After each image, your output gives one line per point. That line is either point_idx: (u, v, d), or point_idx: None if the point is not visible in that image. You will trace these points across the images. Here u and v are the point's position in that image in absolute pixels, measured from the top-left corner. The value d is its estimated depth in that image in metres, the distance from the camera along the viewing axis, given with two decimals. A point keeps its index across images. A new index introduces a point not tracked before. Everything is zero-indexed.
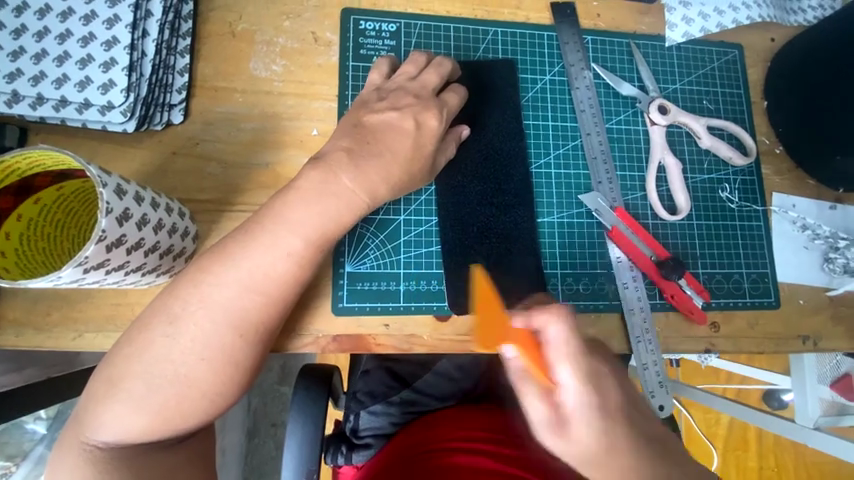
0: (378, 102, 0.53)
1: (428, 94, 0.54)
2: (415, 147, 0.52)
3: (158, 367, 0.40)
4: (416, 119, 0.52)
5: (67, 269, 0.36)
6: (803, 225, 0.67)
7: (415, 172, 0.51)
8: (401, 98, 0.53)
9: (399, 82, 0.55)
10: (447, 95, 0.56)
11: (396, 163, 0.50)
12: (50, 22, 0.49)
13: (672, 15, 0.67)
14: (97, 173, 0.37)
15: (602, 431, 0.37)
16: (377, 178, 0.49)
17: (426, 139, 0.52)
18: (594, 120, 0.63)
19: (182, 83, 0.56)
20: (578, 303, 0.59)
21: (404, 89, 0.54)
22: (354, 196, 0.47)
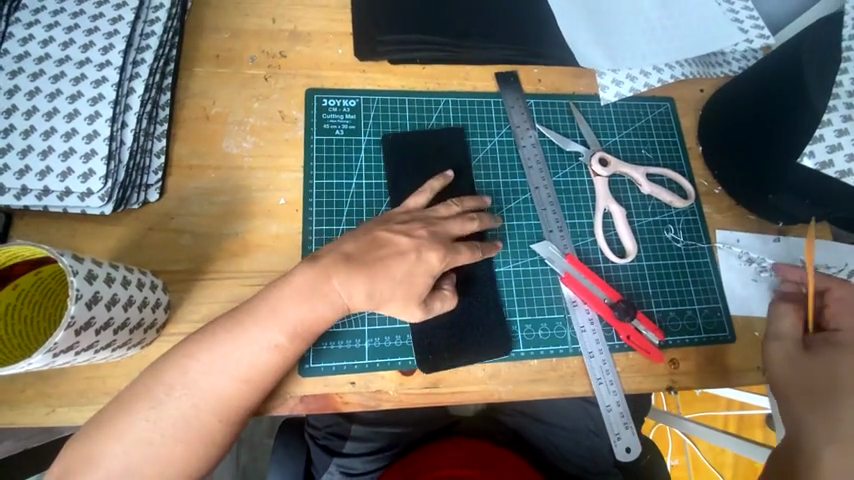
0: (398, 224, 0.58)
1: (445, 235, 0.59)
2: (409, 274, 0.55)
3: (136, 438, 0.45)
4: (421, 258, 0.56)
5: (37, 355, 0.39)
6: (749, 259, 0.70)
7: (404, 293, 0.54)
8: (416, 229, 0.58)
9: (427, 215, 0.60)
10: (461, 247, 0.59)
11: (388, 287, 0.54)
12: (36, 121, 0.55)
13: (603, 79, 0.75)
14: (69, 262, 0.41)
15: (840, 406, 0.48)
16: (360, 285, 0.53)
17: (422, 276, 0.55)
18: (540, 175, 0.69)
19: (159, 164, 0.61)
20: (538, 349, 0.61)
21: (427, 223, 0.59)
22: (330, 293, 0.52)
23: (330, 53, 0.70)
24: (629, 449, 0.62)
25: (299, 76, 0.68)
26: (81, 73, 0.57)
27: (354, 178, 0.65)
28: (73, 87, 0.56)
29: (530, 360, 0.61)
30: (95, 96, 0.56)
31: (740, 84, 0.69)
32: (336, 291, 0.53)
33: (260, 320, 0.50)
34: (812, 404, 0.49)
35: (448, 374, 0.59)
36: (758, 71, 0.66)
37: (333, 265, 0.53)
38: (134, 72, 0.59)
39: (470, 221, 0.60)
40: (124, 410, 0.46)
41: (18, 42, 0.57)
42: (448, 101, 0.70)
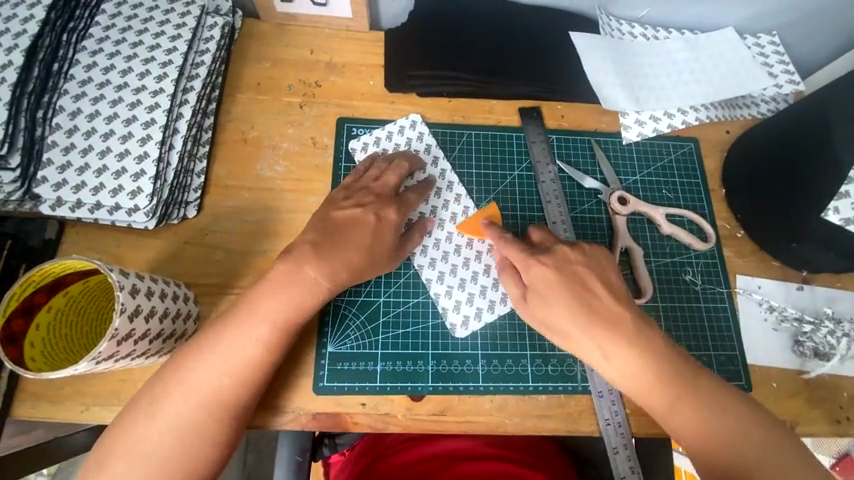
0: (345, 200, 0.61)
1: (389, 193, 0.62)
2: (375, 237, 0.59)
3: (145, 448, 0.48)
4: (377, 214, 0.60)
5: (83, 363, 0.43)
6: (770, 307, 0.70)
7: (379, 249, 0.59)
8: (364, 196, 0.61)
9: (365, 181, 0.63)
10: (406, 194, 0.64)
11: (356, 251, 0.57)
12: (93, 141, 0.60)
13: (626, 119, 0.75)
14: (117, 277, 0.45)
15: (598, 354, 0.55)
16: (339, 265, 0.56)
17: (388, 231, 0.60)
18: (460, 269, 0.66)
19: (198, 184, 0.65)
20: (546, 385, 0.62)
21: (369, 189, 0.62)
22: (319, 284, 0.55)
23: (362, 85, 0.74)
24: None
25: (332, 105, 0.73)
26: (137, 99, 0.62)
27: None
28: (129, 111, 0.61)
29: (538, 395, 0.61)
30: (147, 120, 0.61)
31: (769, 132, 0.69)
32: (310, 274, 0.55)
33: (255, 309, 0.53)
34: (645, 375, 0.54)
35: (456, 402, 0.60)
36: (789, 121, 0.65)
37: (308, 254, 0.56)
38: (184, 99, 0.64)
39: (399, 168, 0.65)
40: (138, 410, 0.50)
41: (83, 68, 0.62)
42: (406, 141, 0.71)
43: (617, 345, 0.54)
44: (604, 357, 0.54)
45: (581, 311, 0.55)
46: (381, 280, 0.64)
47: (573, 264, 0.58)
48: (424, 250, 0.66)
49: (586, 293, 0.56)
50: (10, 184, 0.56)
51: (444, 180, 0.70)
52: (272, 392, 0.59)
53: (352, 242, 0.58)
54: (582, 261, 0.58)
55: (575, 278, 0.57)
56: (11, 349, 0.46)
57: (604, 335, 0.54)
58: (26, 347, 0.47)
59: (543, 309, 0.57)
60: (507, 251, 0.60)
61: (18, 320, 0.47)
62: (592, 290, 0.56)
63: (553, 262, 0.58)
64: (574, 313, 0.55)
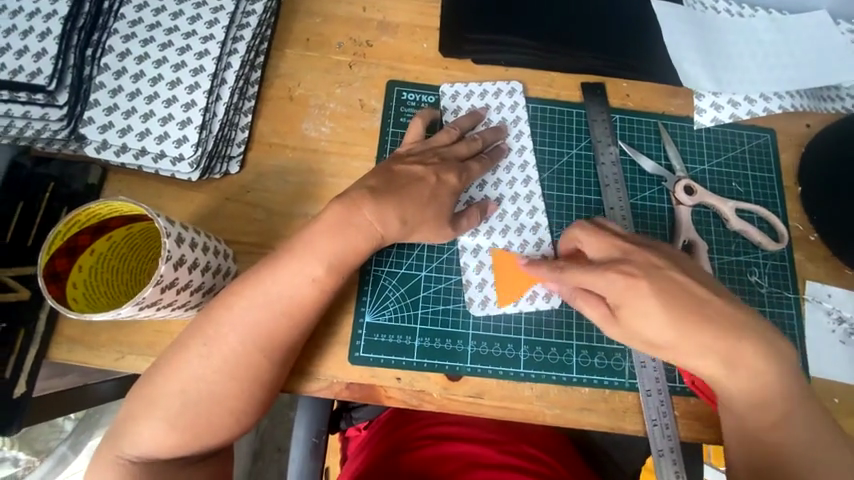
0: (406, 156, 0.60)
1: (453, 157, 0.61)
2: (430, 196, 0.57)
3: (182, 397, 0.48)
4: (437, 173, 0.58)
5: (127, 307, 0.42)
6: (839, 317, 0.64)
7: (431, 210, 0.57)
8: (429, 156, 0.60)
9: (431, 142, 0.61)
10: (471, 164, 0.61)
11: (411, 207, 0.56)
12: (141, 84, 0.58)
13: (702, 101, 0.69)
14: (164, 224, 0.44)
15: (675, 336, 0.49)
16: (394, 212, 0.55)
17: (444, 193, 0.58)
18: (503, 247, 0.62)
19: (242, 139, 0.63)
20: (592, 378, 0.58)
21: (434, 150, 0.61)
22: (361, 233, 0.54)
23: (415, 47, 0.70)
24: None
25: (383, 67, 0.69)
26: (187, 43, 0.60)
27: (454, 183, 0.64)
28: (177, 56, 0.59)
29: (582, 387, 0.58)
30: (196, 67, 0.59)
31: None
32: (354, 224, 0.54)
33: (299, 257, 0.52)
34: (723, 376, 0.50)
35: (494, 387, 0.57)
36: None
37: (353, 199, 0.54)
38: (233, 48, 0.61)
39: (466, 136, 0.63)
40: (180, 356, 0.50)
41: (134, 8, 0.60)
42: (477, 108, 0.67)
43: (684, 324, 0.49)
44: (657, 335, 0.50)
45: (674, 309, 0.49)
46: (423, 253, 0.61)
47: (655, 266, 0.51)
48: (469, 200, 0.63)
49: (686, 299, 0.50)
50: (57, 122, 0.56)
51: (519, 156, 0.66)
52: (306, 358, 0.57)
53: (409, 195, 0.56)
54: (669, 264, 0.52)
55: (679, 292, 0.50)
56: (53, 287, 0.45)
57: (674, 322, 0.49)
58: (68, 287, 0.46)
59: (636, 319, 0.50)
60: (576, 272, 0.53)
61: (62, 259, 0.46)
62: (693, 296, 0.50)
63: (644, 271, 0.51)
64: (667, 309, 0.49)
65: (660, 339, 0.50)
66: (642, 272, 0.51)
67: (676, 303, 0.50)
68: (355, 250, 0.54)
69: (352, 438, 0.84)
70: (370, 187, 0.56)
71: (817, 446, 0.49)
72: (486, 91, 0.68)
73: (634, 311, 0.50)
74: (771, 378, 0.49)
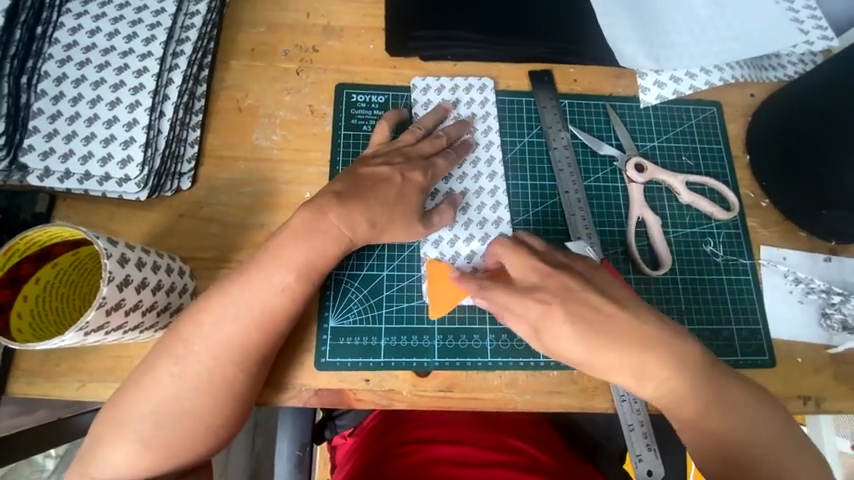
0: (372, 158, 0.60)
1: (418, 155, 0.61)
2: (398, 196, 0.58)
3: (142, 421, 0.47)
4: (403, 172, 0.59)
5: (70, 333, 0.41)
6: (795, 278, 0.66)
7: (400, 210, 0.57)
8: (394, 156, 0.60)
9: (397, 143, 0.62)
10: (436, 160, 0.61)
11: (380, 208, 0.56)
12: (81, 108, 0.57)
13: (645, 80, 0.71)
14: (104, 244, 0.43)
15: (591, 355, 0.49)
16: (360, 217, 0.55)
17: (412, 193, 0.59)
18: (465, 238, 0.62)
19: (192, 154, 0.62)
20: (560, 361, 0.59)
21: (398, 150, 0.61)
22: (314, 238, 0.54)
23: (362, 49, 0.70)
24: (651, 472, 0.58)
25: (330, 71, 0.69)
26: (124, 63, 0.59)
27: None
28: (116, 77, 0.59)
29: (550, 371, 0.58)
30: (136, 85, 0.59)
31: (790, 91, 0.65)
32: (306, 230, 0.53)
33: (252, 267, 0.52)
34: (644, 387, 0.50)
35: (463, 379, 0.57)
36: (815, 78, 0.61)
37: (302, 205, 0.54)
38: (173, 64, 0.61)
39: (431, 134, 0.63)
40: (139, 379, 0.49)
41: (68, 32, 0.59)
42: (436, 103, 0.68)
43: (598, 342, 0.49)
44: (567, 355, 0.50)
45: (591, 333, 0.49)
46: (384, 252, 0.61)
47: (559, 279, 0.51)
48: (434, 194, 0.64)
49: (592, 314, 0.50)
50: None
51: (484, 148, 0.67)
52: (274, 367, 0.57)
53: (376, 198, 0.57)
54: (585, 285, 0.51)
55: (575, 306, 0.50)
56: None
57: (584, 339, 0.49)
58: (12, 317, 0.45)
59: (554, 343, 0.50)
60: (499, 294, 0.52)
61: (4, 290, 0.45)
62: (604, 312, 0.50)
63: (552, 294, 0.51)
64: (581, 334, 0.49)
65: (575, 359, 0.50)
66: (549, 292, 0.51)
67: (589, 324, 0.50)
68: (310, 256, 0.54)
69: (338, 446, 0.82)
70: (336, 192, 0.56)
71: (757, 441, 0.49)
72: (444, 85, 0.68)
73: (552, 330, 0.50)
74: (700, 387, 0.49)
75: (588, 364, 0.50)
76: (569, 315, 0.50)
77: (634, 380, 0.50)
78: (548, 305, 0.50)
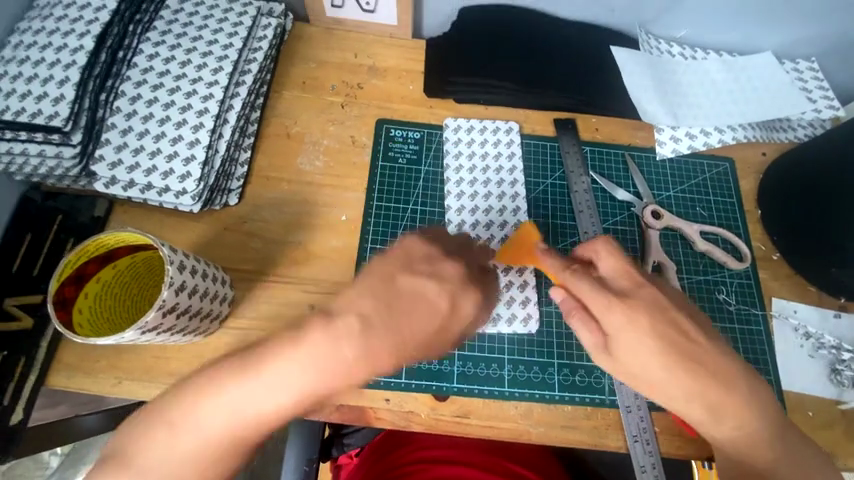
0: (420, 264, 0.46)
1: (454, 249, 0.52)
2: (454, 269, 0.48)
3: None
4: (439, 274, 0.47)
5: (130, 331, 0.45)
6: (806, 332, 0.68)
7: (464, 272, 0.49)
8: (443, 269, 0.47)
9: (436, 262, 0.48)
10: (469, 271, 0.51)
11: (424, 308, 0.44)
12: (150, 126, 0.63)
13: (661, 135, 0.76)
14: (168, 252, 0.47)
15: (662, 376, 0.48)
16: (407, 338, 0.43)
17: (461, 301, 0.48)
18: None
19: (242, 173, 0.68)
20: (574, 395, 0.61)
21: (444, 254, 0.49)
22: None
23: (402, 89, 0.76)
24: None
25: (372, 107, 0.75)
26: (193, 89, 0.65)
27: (442, 212, 0.69)
28: (184, 100, 0.65)
29: (564, 405, 0.60)
30: (201, 109, 0.64)
31: (801, 156, 0.69)
32: None
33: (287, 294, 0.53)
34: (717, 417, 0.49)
35: (480, 406, 0.59)
36: (824, 148, 0.65)
37: None
38: (235, 92, 0.68)
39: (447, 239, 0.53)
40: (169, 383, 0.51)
41: (146, 57, 0.66)
42: (467, 142, 0.73)
43: (688, 369, 0.48)
44: (644, 371, 0.49)
45: (688, 365, 0.48)
46: None
47: (663, 306, 0.50)
48: (460, 225, 0.68)
49: (683, 340, 0.49)
50: (70, 160, 0.59)
51: (511, 186, 0.71)
52: None
53: (409, 313, 0.43)
54: (678, 307, 0.51)
55: (676, 328, 0.49)
56: (61, 312, 0.48)
57: (671, 362, 0.48)
58: (74, 312, 0.49)
59: (630, 359, 0.49)
60: (586, 294, 0.52)
61: (70, 286, 0.49)
62: (693, 339, 0.49)
63: (644, 309, 0.50)
64: (668, 357, 0.48)
65: (642, 378, 0.49)
66: (639, 307, 0.50)
67: (692, 359, 0.48)
68: None
69: (343, 466, 0.83)
70: (362, 314, 0.41)
71: None
72: (475, 127, 0.74)
73: (636, 350, 0.49)
74: (763, 427, 0.49)
75: (652, 384, 0.49)
76: (658, 338, 0.49)
77: (705, 411, 0.49)
78: (650, 331, 0.49)
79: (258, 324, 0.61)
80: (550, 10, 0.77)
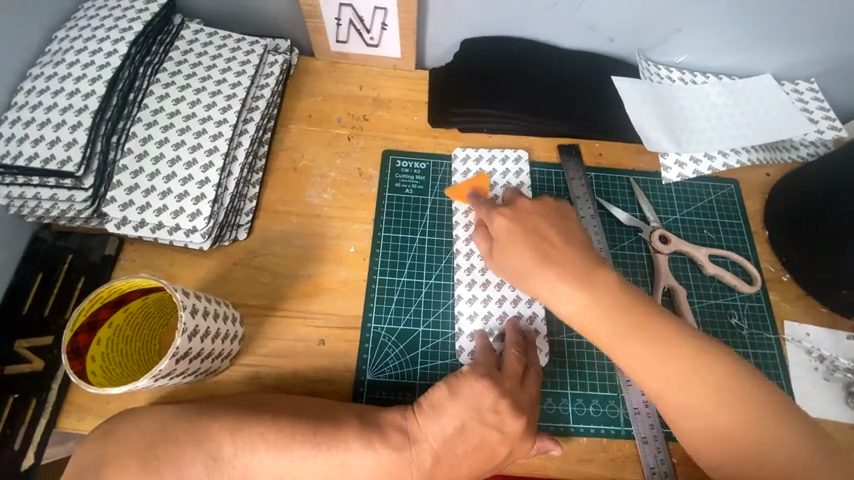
0: (503, 376, 0.55)
1: (509, 376, 0.55)
2: (501, 420, 0.51)
3: None
4: (500, 427, 0.51)
5: (144, 380, 0.45)
6: (820, 355, 0.67)
7: (510, 431, 0.51)
8: (509, 383, 0.54)
9: (508, 375, 0.55)
10: (518, 362, 0.56)
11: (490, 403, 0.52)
12: (160, 166, 0.64)
13: (666, 159, 0.76)
14: (182, 297, 0.47)
15: (513, 239, 0.57)
16: (477, 413, 0.51)
17: (515, 372, 0.55)
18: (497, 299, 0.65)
19: (250, 208, 0.69)
20: (589, 427, 0.60)
21: (509, 393, 0.53)
22: None
23: (407, 120, 0.78)
24: None
25: (378, 138, 0.76)
26: (203, 128, 0.66)
27: (449, 241, 0.70)
28: (194, 139, 0.66)
29: (581, 437, 0.59)
30: (211, 147, 0.65)
31: (812, 173, 0.68)
32: None
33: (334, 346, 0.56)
34: (591, 290, 0.52)
35: None
36: (833, 163, 0.65)
37: None
38: (244, 129, 0.69)
39: (518, 347, 0.58)
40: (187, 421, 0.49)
41: (156, 99, 0.68)
42: (472, 172, 0.74)
43: (544, 259, 0.55)
44: (506, 258, 0.57)
45: (541, 259, 0.55)
46: (420, 309, 0.65)
47: (531, 215, 0.59)
48: (468, 253, 0.68)
49: (541, 243, 0.56)
50: (82, 202, 0.60)
51: None
52: None
53: (467, 453, 0.50)
54: (547, 218, 0.58)
55: (537, 215, 0.59)
56: (75, 362, 0.47)
57: (515, 226, 0.58)
58: (88, 361, 0.49)
59: (505, 255, 0.57)
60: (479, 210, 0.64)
61: (84, 334, 0.49)
62: (545, 235, 0.56)
63: (514, 215, 0.59)
64: (522, 243, 0.56)
65: (507, 265, 0.57)
66: (510, 216, 0.59)
67: (547, 257, 0.55)
68: None
69: None
70: (433, 453, 0.50)
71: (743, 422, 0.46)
72: (481, 156, 0.75)
73: (505, 216, 0.59)
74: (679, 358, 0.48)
75: (516, 273, 0.57)
76: (518, 228, 0.58)
77: (563, 286, 0.53)
78: (512, 228, 0.58)
79: (269, 361, 0.61)
80: (550, 41, 0.79)
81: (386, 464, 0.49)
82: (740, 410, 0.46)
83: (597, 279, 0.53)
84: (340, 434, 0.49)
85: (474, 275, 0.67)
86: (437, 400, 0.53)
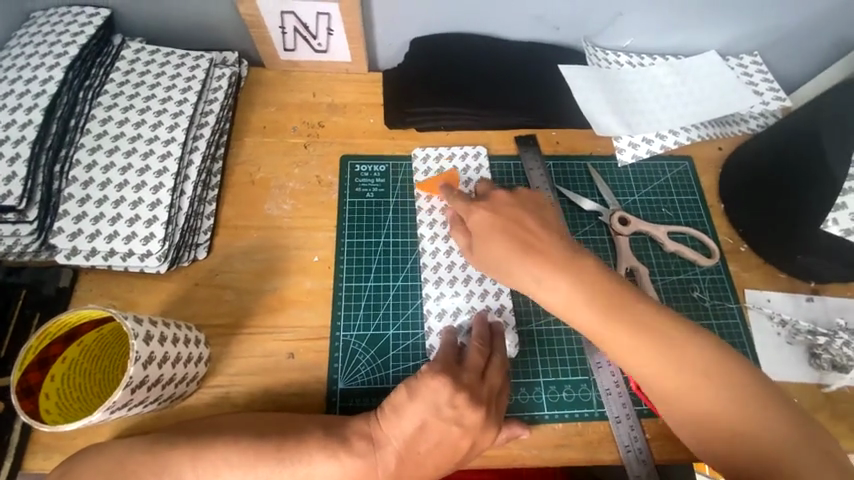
0: (463, 370, 0.55)
1: (469, 369, 0.55)
2: (461, 415, 0.51)
3: None
4: (460, 422, 0.51)
5: (98, 413, 0.44)
6: (781, 320, 0.69)
7: (470, 424, 0.52)
8: (469, 377, 0.54)
9: (469, 369, 0.55)
10: (479, 355, 0.56)
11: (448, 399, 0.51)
12: (108, 192, 0.62)
13: (621, 142, 0.78)
14: (132, 325, 0.46)
15: (498, 235, 0.56)
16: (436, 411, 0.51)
17: (477, 366, 0.55)
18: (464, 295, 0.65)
19: (208, 226, 0.68)
20: (563, 412, 0.61)
21: (468, 386, 0.53)
22: None
23: (364, 123, 0.77)
24: None
25: (335, 144, 0.75)
26: (150, 149, 0.65)
27: (414, 242, 0.69)
28: (142, 161, 0.64)
29: (555, 423, 0.60)
30: (160, 168, 0.64)
31: (763, 147, 0.70)
32: None
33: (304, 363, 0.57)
34: (579, 283, 0.52)
35: None
36: (781, 132, 0.67)
37: None
38: (194, 147, 0.67)
39: (480, 339, 0.58)
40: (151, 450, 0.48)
41: (99, 122, 0.66)
42: (432, 170, 0.74)
43: (527, 252, 0.54)
44: (488, 250, 0.57)
45: (522, 250, 0.54)
46: (389, 312, 0.65)
47: (509, 206, 0.59)
48: (433, 252, 0.68)
49: (522, 233, 0.56)
50: (28, 236, 0.58)
51: None
52: None
53: (429, 451, 0.51)
54: (526, 212, 0.58)
55: (515, 213, 0.58)
56: (27, 402, 0.46)
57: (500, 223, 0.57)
58: (41, 399, 0.47)
59: (486, 248, 0.57)
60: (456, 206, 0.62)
61: (35, 372, 0.48)
62: (527, 227, 0.56)
63: (492, 208, 0.59)
64: (506, 235, 0.56)
65: (489, 258, 0.57)
66: (488, 209, 0.59)
67: (530, 246, 0.54)
68: None
69: None
70: (396, 454, 0.51)
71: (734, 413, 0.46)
72: (440, 154, 0.75)
73: (488, 214, 0.58)
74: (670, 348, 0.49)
75: (501, 266, 0.55)
76: (497, 222, 0.57)
77: (545, 278, 0.53)
78: (492, 221, 0.58)
79: (239, 379, 0.60)
80: (499, 33, 0.79)
81: (352, 471, 0.50)
82: (729, 400, 0.47)
83: (582, 268, 0.52)
84: (308, 444, 0.50)
85: (441, 273, 0.67)
86: (398, 403, 0.52)
